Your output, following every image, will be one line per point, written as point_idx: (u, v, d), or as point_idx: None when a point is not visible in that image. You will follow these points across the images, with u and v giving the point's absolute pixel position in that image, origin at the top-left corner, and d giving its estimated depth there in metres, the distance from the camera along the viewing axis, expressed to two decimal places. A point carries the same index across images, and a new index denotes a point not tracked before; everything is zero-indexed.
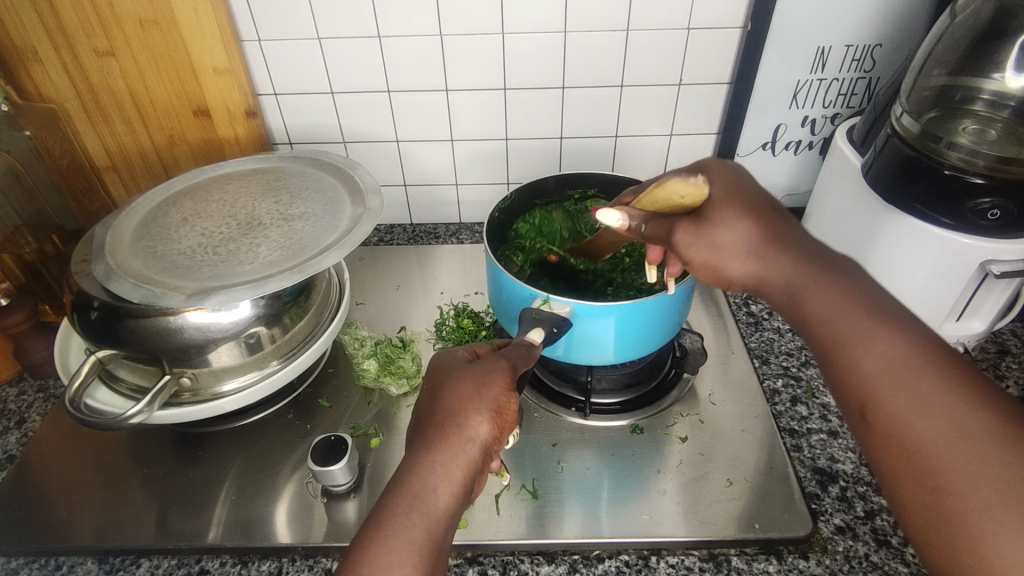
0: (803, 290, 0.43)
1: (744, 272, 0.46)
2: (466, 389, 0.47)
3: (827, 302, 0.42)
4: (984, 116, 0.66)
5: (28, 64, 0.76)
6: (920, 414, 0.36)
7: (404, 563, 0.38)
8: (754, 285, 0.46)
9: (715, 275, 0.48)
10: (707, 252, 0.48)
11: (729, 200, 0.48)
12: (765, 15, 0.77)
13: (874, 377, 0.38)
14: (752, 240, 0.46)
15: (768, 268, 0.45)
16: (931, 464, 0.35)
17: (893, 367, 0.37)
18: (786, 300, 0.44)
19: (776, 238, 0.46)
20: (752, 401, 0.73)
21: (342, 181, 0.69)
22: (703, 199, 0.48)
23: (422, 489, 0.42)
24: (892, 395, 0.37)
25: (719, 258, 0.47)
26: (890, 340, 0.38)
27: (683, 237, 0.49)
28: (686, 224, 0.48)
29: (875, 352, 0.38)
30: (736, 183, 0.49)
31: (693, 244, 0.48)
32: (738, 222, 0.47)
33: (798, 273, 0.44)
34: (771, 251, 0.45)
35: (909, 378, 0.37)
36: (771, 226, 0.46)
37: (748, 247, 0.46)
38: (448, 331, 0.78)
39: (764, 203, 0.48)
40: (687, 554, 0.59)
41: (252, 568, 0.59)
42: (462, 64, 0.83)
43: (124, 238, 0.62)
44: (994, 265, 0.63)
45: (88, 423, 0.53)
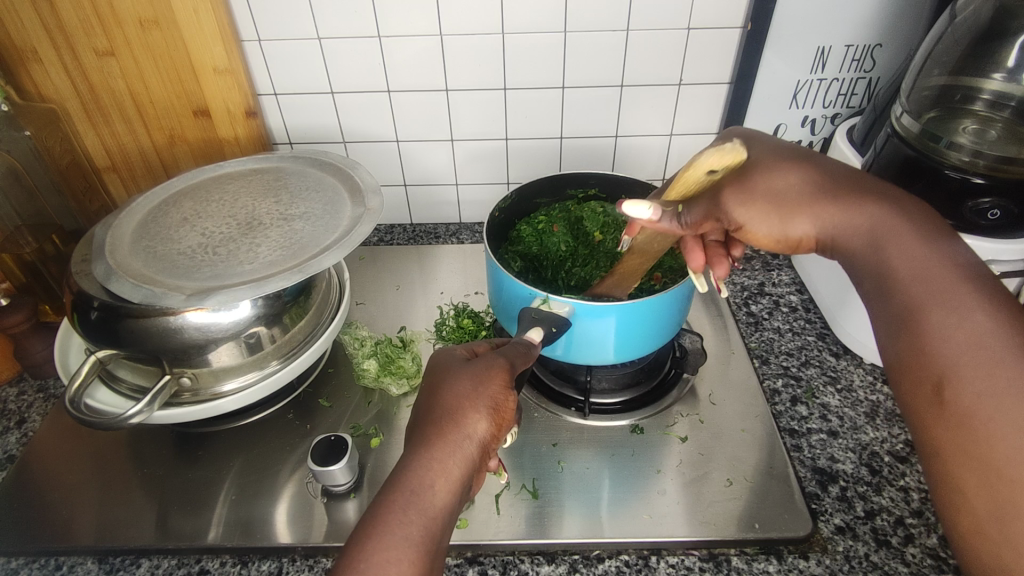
0: (877, 240, 0.44)
1: (810, 225, 0.47)
2: (464, 388, 0.47)
3: (907, 256, 0.42)
4: (984, 116, 0.66)
5: (28, 63, 0.76)
6: (984, 370, 0.36)
7: (402, 560, 0.38)
8: (823, 237, 0.47)
9: (774, 231, 0.49)
10: (769, 205, 0.48)
11: (802, 162, 0.49)
12: (765, 15, 0.77)
13: (945, 327, 0.38)
14: (823, 196, 0.47)
15: (836, 222, 0.46)
16: (988, 420, 0.35)
17: (966, 322, 0.38)
18: (860, 247, 0.45)
19: (852, 194, 0.46)
20: (752, 401, 0.73)
21: (343, 181, 0.69)
22: (769, 162, 0.50)
23: (419, 487, 0.41)
24: (956, 346, 0.37)
25: (781, 213, 0.48)
26: (971, 297, 0.38)
27: (738, 195, 0.50)
28: (737, 184, 0.50)
29: (952, 306, 0.38)
30: (801, 148, 0.50)
31: (750, 199, 0.49)
32: (800, 175, 0.48)
33: (880, 226, 0.44)
34: (848, 205, 0.45)
35: (980, 335, 0.37)
36: (849, 185, 0.47)
37: (816, 202, 0.47)
38: (448, 331, 0.78)
39: (833, 166, 0.48)
40: (687, 554, 0.59)
41: (252, 568, 0.59)
42: (461, 64, 0.83)
43: (124, 238, 0.62)
44: (994, 265, 0.63)
45: (88, 423, 0.53)
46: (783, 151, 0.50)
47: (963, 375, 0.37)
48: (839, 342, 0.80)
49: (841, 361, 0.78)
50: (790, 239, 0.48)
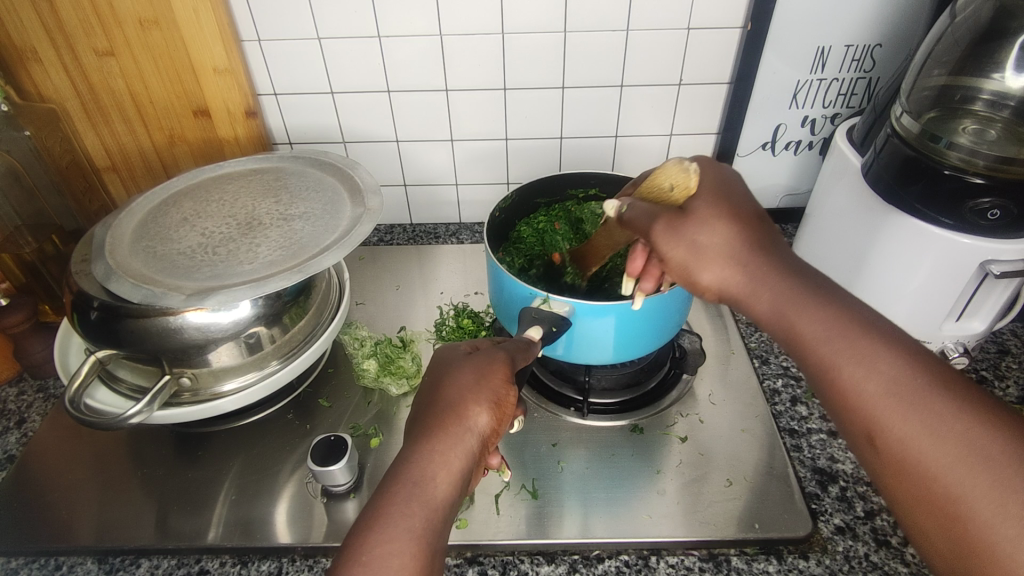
0: (781, 302, 0.42)
1: (717, 278, 0.45)
2: (465, 381, 0.48)
3: (811, 314, 0.41)
4: (984, 116, 0.66)
5: (28, 63, 0.76)
6: (907, 416, 0.36)
7: (404, 553, 0.38)
8: (730, 293, 0.45)
9: (686, 275, 0.47)
10: (686, 250, 0.46)
11: (721, 204, 0.47)
12: (765, 15, 0.77)
13: (858, 381, 0.38)
14: (733, 244, 0.45)
15: (743, 279, 0.44)
16: (929, 459, 0.35)
17: (878, 371, 0.37)
18: (766, 310, 0.43)
19: (762, 245, 0.45)
20: (752, 401, 0.73)
21: (342, 181, 0.69)
22: (698, 200, 0.47)
23: (421, 479, 0.41)
24: (872, 397, 0.37)
25: (695, 260, 0.46)
26: (875, 346, 0.38)
27: (661, 233, 0.47)
28: (666, 222, 0.47)
29: (856, 358, 0.38)
30: (727, 189, 0.48)
31: (671, 240, 0.47)
32: (718, 223, 0.46)
33: (782, 285, 0.42)
34: (754, 260, 0.44)
35: (891, 383, 0.37)
36: (759, 235, 0.45)
37: (728, 252, 0.45)
38: (447, 330, 0.78)
39: (749, 208, 0.47)
40: (687, 554, 0.59)
41: (252, 569, 0.59)
42: (461, 64, 0.83)
43: (124, 239, 0.62)
44: (994, 265, 0.63)
45: (88, 423, 0.53)
46: (708, 193, 0.48)
47: (893, 425, 0.36)
48: None
49: None
50: (702, 287, 0.46)
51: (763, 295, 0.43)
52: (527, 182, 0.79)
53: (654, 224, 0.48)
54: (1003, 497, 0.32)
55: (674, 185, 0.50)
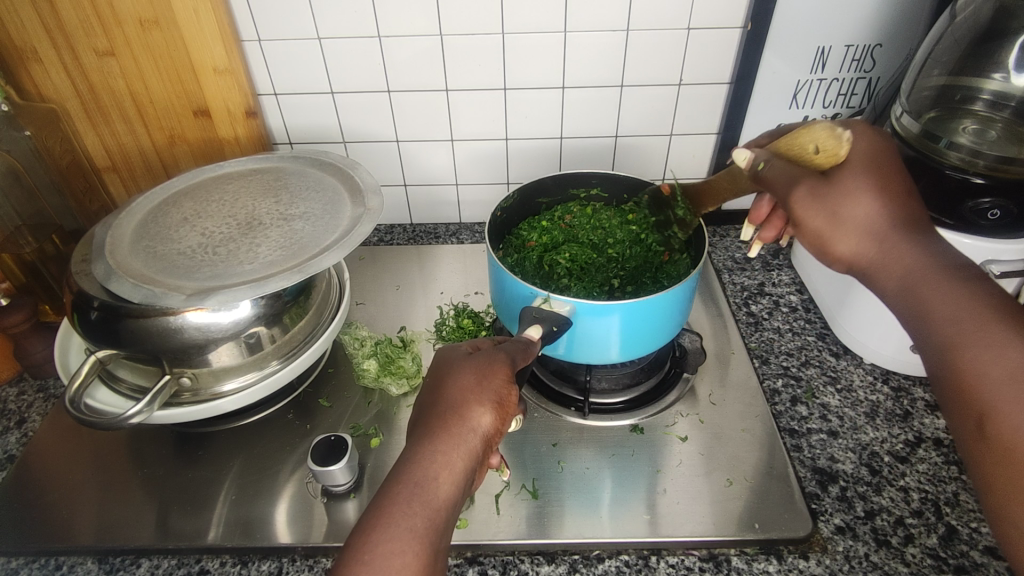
0: (912, 281, 0.44)
1: (853, 247, 0.47)
2: (467, 380, 0.48)
3: (940, 288, 0.43)
4: (984, 116, 0.66)
5: (28, 63, 0.76)
6: (1021, 401, 0.38)
7: (407, 552, 0.38)
8: (863, 263, 0.47)
9: (818, 241, 0.48)
10: (826, 220, 0.47)
11: (877, 179, 0.47)
12: (764, 15, 0.77)
13: (980, 359, 0.40)
14: (879, 228, 0.46)
15: (878, 252, 0.46)
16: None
17: (1003, 354, 0.39)
18: (891, 284, 0.46)
19: (917, 228, 0.46)
20: (752, 401, 0.73)
21: (343, 181, 0.69)
22: (848, 170, 0.48)
23: (423, 479, 0.42)
24: (990, 374, 0.39)
25: (832, 231, 0.47)
26: (1003, 326, 0.40)
27: (802, 199, 0.48)
28: (811, 181, 0.48)
29: (985, 342, 0.40)
30: (881, 161, 0.48)
31: (813, 207, 0.47)
32: (866, 197, 0.47)
33: (926, 261, 0.44)
34: (893, 237, 0.46)
35: (1016, 368, 0.39)
36: (905, 217, 0.46)
37: (871, 231, 0.46)
38: (448, 330, 0.78)
39: (898, 186, 0.47)
40: (687, 554, 0.59)
41: (252, 568, 0.59)
42: (461, 63, 0.83)
43: (124, 239, 0.61)
44: (994, 265, 0.63)
45: (89, 423, 0.53)
46: (866, 162, 0.48)
47: (1004, 407, 0.38)
48: (839, 342, 0.80)
49: (841, 361, 0.78)
50: (833, 256, 0.48)
51: (901, 267, 0.45)
52: (526, 182, 0.78)
53: (795, 187, 0.48)
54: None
55: (818, 147, 0.48)
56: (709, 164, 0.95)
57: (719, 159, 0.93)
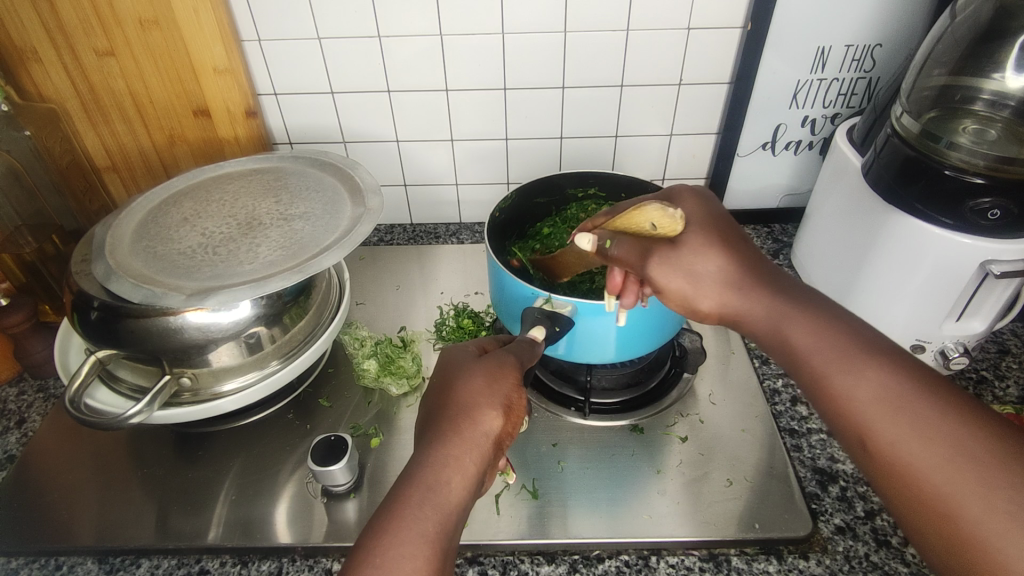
0: (826, 359, 0.42)
1: (721, 305, 0.48)
2: (477, 384, 0.48)
3: (800, 325, 0.44)
4: (984, 116, 0.66)
5: (28, 64, 0.76)
6: (892, 420, 0.38)
7: (417, 556, 0.38)
8: (769, 329, 0.46)
9: (686, 303, 0.49)
10: (684, 280, 0.49)
11: (718, 234, 0.49)
12: (764, 14, 0.77)
13: (849, 388, 0.40)
14: (732, 276, 0.48)
15: (742, 301, 0.47)
16: (919, 462, 0.36)
17: (865, 379, 0.40)
18: (762, 332, 0.46)
19: (757, 275, 0.47)
20: (752, 401, 0.73)
21: (343, 181, 0.69)
22: (688, 233, 0.49)
23: (435, 483, 0.41)
24: (861, 397, 0.39)
25: (694, 288, 0.48)
26: (860, 355, 0.41)
27: (660, 264, 0.49)
28: (662, 250, 0.49)
29: (901, 422, 0.37)
30: (715, 216, 0.51)
31: (668, 271, 0.49)
32: (715, 253, 0.48)
33: (775, 305, 0.46)
34: (748, 287, 0.47)
35: (879, 390, 0.39)
36: (754, 266, 0.48)
37: (728, 281, 0.48)
38: (448, 330, 0.78)
39: (739, 236, 0.49)
40: (687, 554, 0.59)
41: (252, 569, 0.59)
42: (461, 63, 0.82)
43: (124, 239, 0.61)
44: (994, 265, 0.63)
45: (88, 423, 0.53)
46: (705, 221, 0.50)
47: (877, 419, 0.38)
48: None
49: None
50: (703, 312, 0.49)
51: (756, 317, 0.46)
52: (525, 183, 0.79)
53: (648, 260, 0.50)
54: (986, 494, 0.34)
55: (654, 221, 0.50)
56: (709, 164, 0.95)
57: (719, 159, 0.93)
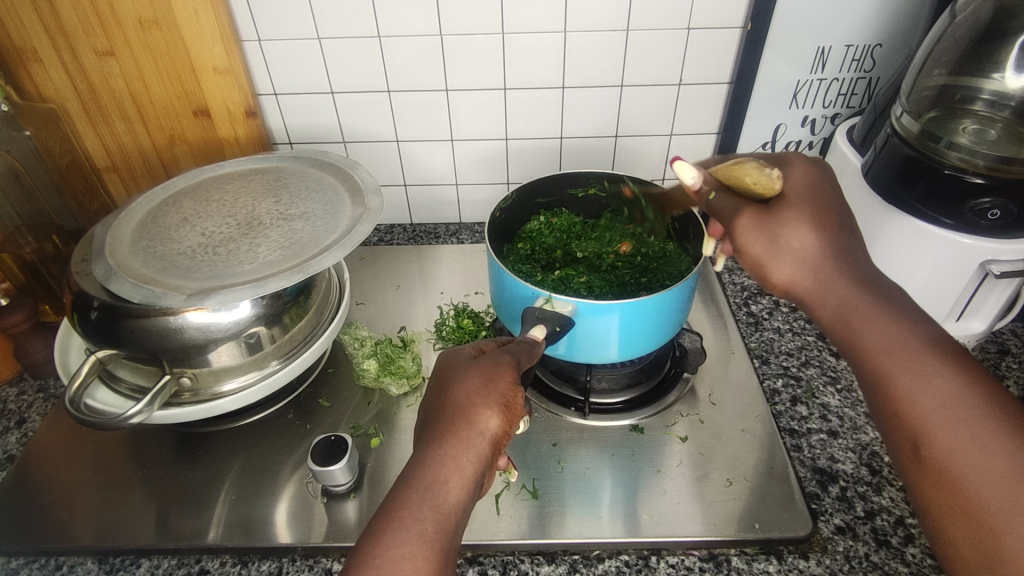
0: (894, 354, 0.42)
1: (788, 278, 0.47)
2: (472, 384, 0.48)
3: (871, 323, 0.43)
4: (984, 116, 0.66)
5: (28, 63, 0.76)
6: (948, 421, 0.39)
7: (417, 557, 0.38)
8: (839, 309, 0.44)
9: (757, 270, 0.48)
10: (765, 245, 0.47)
11: (812, 214, 0.47)
12: (764, 14, 0.77)
13: (911, 386, 0.41)
14: (812, 258, 0.46)
15: (811, 280, 0.46)
16: (966, 468, 0.38)
17: (934, 387, 0.40)
18: (824, 310, 0.45)
19: (842, 260, 0.46)
20: (752, 401, 0.73)
21: (343, 181, 0.69)
22: (785, 203, 0.48)
23: (434, 483, 0.42)
24: (923, 400, 0.40)
25: (770, 258, 0.47)
26: (930, 358, 0.41)
27: (745, 224, 0.48)
28: (753, 214, 0.48)
29: (956, 427, 0.38)
30: (819, 196, 0.48)
31: (752, 233, 0.48)
32: (806, 232, 0.46)
33: (846, 293, 0.44)
34: (828, 267, 0.45)
35: (945, 401, 0.39)
36: (841, 249, 0.46)
37: (807, 259, 0.46)
38: (448, 331, 0.78)
39: (838, 220, 0.47)
40: (687, 554, 0.59)
41: (252, 569, 0.59)
42: (461, 63, 0.82)
43: (124, 239, 0.61)
44: (994, 265, 0.63)
45: (88, 423, 0.53)
46: (806, 199, 0.48)
47: (933, 420, 0.39)
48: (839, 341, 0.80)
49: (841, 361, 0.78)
50: (773, 282, 0.48)
51: (827, 300, 0.45)
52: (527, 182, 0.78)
53: (738, 215, 0.48)
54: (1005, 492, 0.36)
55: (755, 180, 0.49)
56: None
57: (719, 159, 0.93)
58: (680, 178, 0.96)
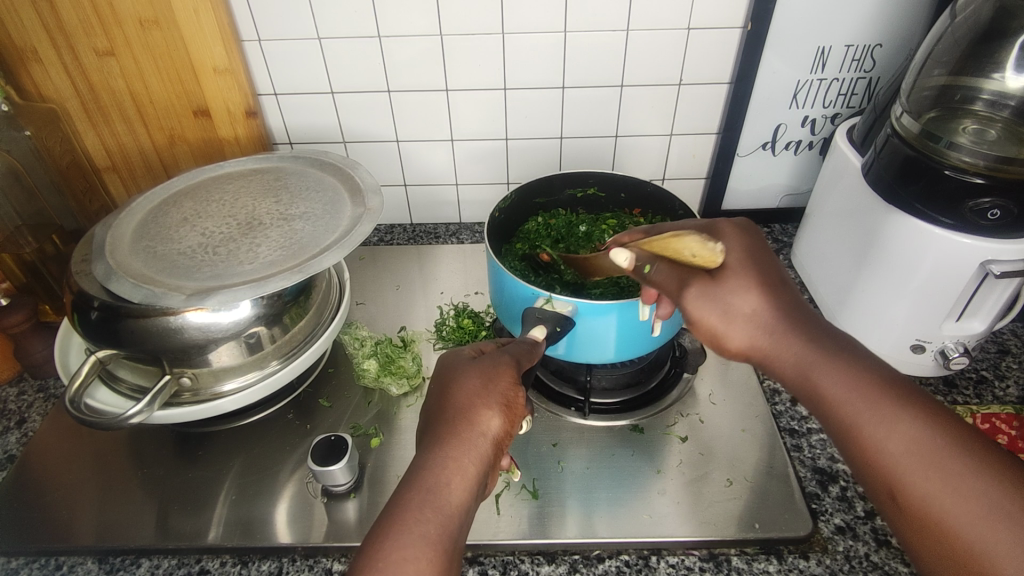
0: (847, 398, 0.42)
1: (745, 339, 0.49)
2: (472, 385, 0.48)
3: (820, 370, 0.44)
4: (984, 116, 0.66)
5: (28, 64, 0.76)
6: (906, 456, 0.39)
7: (420, 558, 0.38)
8: (795, 362, 0.46)
9: (713, 334, 0.50)
10: (717, 314, 0.50)
11: (754, 276, 0.50)
12: (764, 14, 0.77)
13: (863, 426, 0.41)
14: (762, 320, 0.48)
15: (769, 340, 0.48)
16: (942, 507, 0.37)
17: (899, 431, 0.40)
18: (781, 370, 0.47)
19: (787, 318, 0.48)
20: (752, 401, 0.73)
21: (343, 181, 0.69)
22: (728, 266, 0.50)
23: (436, 484, 0.42)
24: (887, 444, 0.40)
25: (723, 325, 0.49)
26: (879, 395, 0.42)
27: (694, 293, 0.50)
28: (702, 280, 0.50)
29: (918, 461, 0.39)
30: (759, 256, 0.51)
31: (704, 303, 0.50)
32: (750, 293, 0.49)
33: (797, 346, 0.46)
34: (777, 325, 0.48)
35: (900, 435, 0.40)
36: (786, 307, 0.48)
37: (757, 321, 0.48)
38: (448, 331, 0.79)
39: (780, 279, 0.50)
40: (687, 554, 0.60)
41: (252, 569, 0.59)
42: (461, 63, 0.82)
43: (124, 239, 0.61)
44: (994, 265, 0.63)
45: (88, 423, 0.53)
46: (742, 260, 0.50)
47: (888, 460, 0.40)
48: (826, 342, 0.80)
49: None
50: (730, 350, 0.50)
51: (784, 361, 0.47)
52: (525, 183, 0.78)
53: (686, 287, 0.51)
54: (980, 518, 0.36)
55: (698, 253, 0.51)
56: (709, 164, 0.95)
57: (719, 159, 0.93)
58: (680, 178, 0.96)
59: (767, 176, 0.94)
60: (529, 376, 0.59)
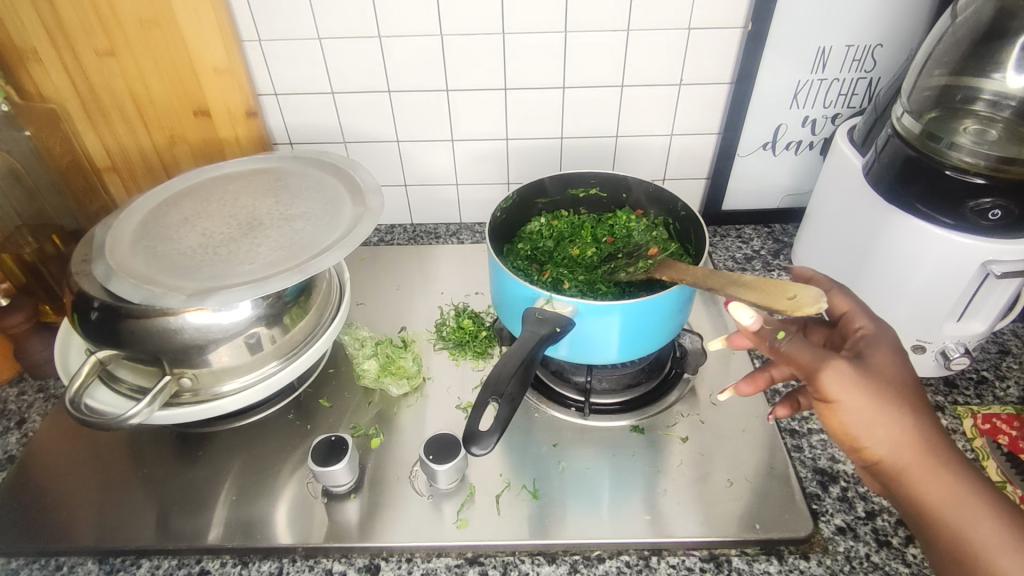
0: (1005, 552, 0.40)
1: (888, 453, 0.43)
2: None
3: (976, 513, 0.41)
4: (984, 116, 0.66)
5: (28, 64, 0.75)
6: None
7: None
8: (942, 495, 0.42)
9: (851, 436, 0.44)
10: (866, 414, 0.43)
11: (907, 390, 0.44)
12: (765, 15, 0.77)
13: None
14: (910, 441, 0.43)
15: (910, 452, 0.43)
16: None
17: None
18: (922, 497, 0.43)
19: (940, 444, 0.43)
20: (753, 401, 0.72)
21: (343, 181, 0.69)
22: (880, 370, 0.45)
23: None
24: None
25: (870, 428, 0.43)
26: None
27: (843, 380, 0.44)
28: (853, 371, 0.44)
29: None
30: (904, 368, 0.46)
31: (855, 398, 0.43)
32: (905, 406, 0.43)
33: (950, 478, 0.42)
34: (928, 449, 0.43)
35: None
36: (937, 430, 0.43)
37: (907, 441, 0.43)
38: (448, 331, 0.80)
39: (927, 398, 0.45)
40: (688, 555, 0.60)
41: (253, 569, 0.60)
42: (461, 63, 0.82)
43: (124, 239, 0.61)
44: (994, 265, 0.62)
45: (89, 423, 0.53)
46: (894, 370, 0.45)
47: None
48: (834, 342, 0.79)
49: None
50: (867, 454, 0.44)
51: (934, 491, 0.42)
52: (524, 183, 0.78)
53: (835, 367, 0.44)
54: None
55: (800, 301, 0.49)
56: (709, 164, 0.95)
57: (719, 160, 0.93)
58: (681, 179, 0.96)
59: (768, 176, 0.94)
60: (482, 388, 0.56)
